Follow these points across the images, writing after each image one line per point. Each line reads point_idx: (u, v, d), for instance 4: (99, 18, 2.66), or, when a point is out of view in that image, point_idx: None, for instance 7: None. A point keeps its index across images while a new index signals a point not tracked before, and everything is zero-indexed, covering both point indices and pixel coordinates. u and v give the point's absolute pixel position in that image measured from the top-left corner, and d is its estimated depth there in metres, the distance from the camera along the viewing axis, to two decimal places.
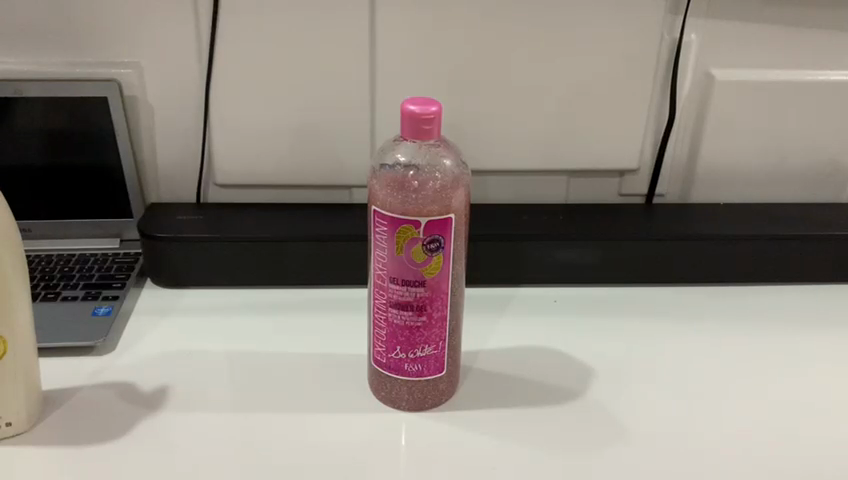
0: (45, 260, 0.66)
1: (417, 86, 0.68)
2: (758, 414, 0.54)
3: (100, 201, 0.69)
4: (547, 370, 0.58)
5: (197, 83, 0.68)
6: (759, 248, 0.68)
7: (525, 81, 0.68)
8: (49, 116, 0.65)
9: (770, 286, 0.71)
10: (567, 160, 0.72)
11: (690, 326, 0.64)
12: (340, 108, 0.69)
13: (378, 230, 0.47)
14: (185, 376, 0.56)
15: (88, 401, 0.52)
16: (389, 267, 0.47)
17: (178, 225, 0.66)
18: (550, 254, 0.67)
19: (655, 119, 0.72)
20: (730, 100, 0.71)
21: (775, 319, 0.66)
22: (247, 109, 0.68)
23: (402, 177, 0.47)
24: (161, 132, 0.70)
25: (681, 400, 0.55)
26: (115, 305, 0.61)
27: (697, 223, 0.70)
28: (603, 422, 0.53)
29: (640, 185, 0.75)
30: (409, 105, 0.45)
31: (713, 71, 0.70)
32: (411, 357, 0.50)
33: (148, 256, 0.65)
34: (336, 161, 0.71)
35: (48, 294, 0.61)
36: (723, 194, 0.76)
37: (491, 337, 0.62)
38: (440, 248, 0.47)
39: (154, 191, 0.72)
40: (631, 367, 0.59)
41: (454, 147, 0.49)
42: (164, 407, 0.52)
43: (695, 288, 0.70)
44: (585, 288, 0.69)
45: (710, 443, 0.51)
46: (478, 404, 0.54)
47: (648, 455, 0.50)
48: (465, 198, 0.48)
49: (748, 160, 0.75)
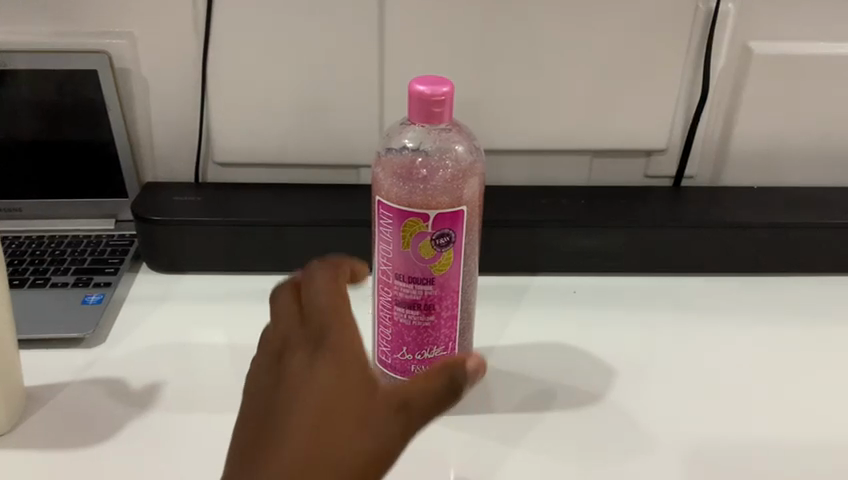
0: (36, 243, 0.63)
1: (430, 60, 0.63)
2: (796, 421, 0.50)
3: (92, 180, 0.65)
4: (567, 369, 0.54)
5: (193, 55, 0.63)
6: (797, 237, 0.64)
7: (546, 54, 0.63)
8: (37, 90, 0.61)
9: (806, 277, 0.66)
10: (589, 139, 0.68)
11: (720, 320, 0.60)
12: (346, 82, 0.64)
13: (383, 222, 0.43)
14: (180, 372, 0.52)
15: (73, 400, 0.49)
16: (395, 263, 0.43)
17: (174, 207, 0.62)
18: (570, 241, 0.63)
19: (686, 97, 0.67)
20: (767, 76, 0.66)
21: (811, 314, 0.61)
22: (247, 82, 0.64)
23: (410, 163, 0.43)
24: (156, 106, 0.65)
25: (711, 403, 0.51)
26: (107, 292, 0.58)
27: (728, 208, 0.65)
28: (626, 429, 0.49)
29: (668, 167, 0.70)
30: (418, 85, 0.41)
31: (752, 44, 0.65)
32: (417, 360, 0.46)
33: (143, 239, 0.62)
34: (343, 138, 0.67)
35: (38, 279, 0.58)
36: (756, 178, 0.71)
37: (505, 331, 0.58)
38: (450, 242, 0.42)
39: (151, 169, 0.68)
40: (654, 366, 0.55)
41: (467, 133, 0.46)
42: (155, 406, 0.49)
43: (725, 279, 0.65)
44: (606, 277, 0.65)
45: (744, 456, 0.47)
46: (491, 408, 0.50)
47: (674, 465, 0.46)
48: (479, 188, 0.44)
49: (786, 140, 0.69)
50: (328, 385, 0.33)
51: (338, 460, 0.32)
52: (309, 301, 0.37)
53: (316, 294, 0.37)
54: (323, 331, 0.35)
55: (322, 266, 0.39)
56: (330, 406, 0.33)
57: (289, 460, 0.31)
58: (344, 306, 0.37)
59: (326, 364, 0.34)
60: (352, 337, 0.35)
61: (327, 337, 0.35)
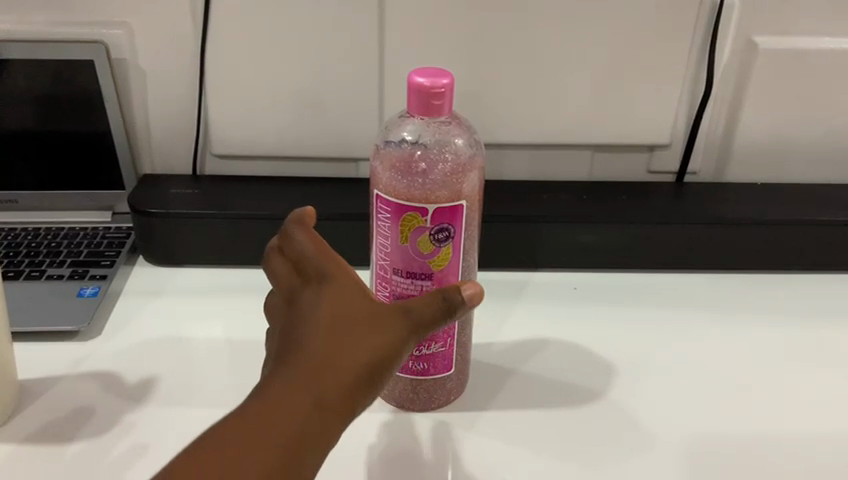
0: (32, 234, 0.62)
1: (430, 52, 0.62)
2: (797, 421, 0.49)
3: (89, 172, 0.64)
4: (566, 366, 0.54)
5: (191, 46, 0.62)
6: (799, 234, 0.63)
7: (548, 48, 0.63)
8: (33, 80, 0.60)
9: (809, 274, 0.65)
10: (591, 134, 0.67)
11: (721, 317, 0.59)
12: (346, 75, 0.63)
13: (381, 217, 0.42)
14: (174, 366, 0.52)
15: (66, 394, 0.49)
16: (393, 259, 0.43)
17: (171, 200, 0.61)
18: (571, 237, 0.62)
19: (690, 92, 0.66)
20: (772, 71, 0.65)
21: (814, 312, 0.60)
22: (246, 74, 0.63)
23: (409, 157, 0.42)
24: (154, 98, 0.65)
25: (711, 402, 0.51)
26: (102, 285, 0.57)
27: (731, 205, 0.64)
28: (627, 427, 0.48)
29: (671, 162, 0.69)
30: (417, 77, 0.40)
31: (757, 39, 0.64)
32: (415, 355, 0.46)
33: (139, 232, 0.61)
34: (342, 131, 0.66)
35: (33, 272, 0.58)
36: (759, 174, 0.71)
37: (504, 327, 0.58)
38: (449, 238, 0.42)
39: (149, 161, 0.68)
40: (654, 363, 0.54)
41: (467, 126, 0.45)
42: (149, 401, 0.49)
43: (727, 277, 0.65)
44: (607, 274, 0.64)
45: (744, 456, 0.46)
46: (488, 405, 0.49)
47: (672, 463, 0.45)
48: (478, 182, 0.43)
49: (790, 136, 0.68)
50: (326, 310, 0.33)
51: (341, 376, 0.31)
52: (294, 244, 0.36)
53: (299, 237, 0.36)
54: (316, 265, 0.35)
55: (300, 213, 0.37)
56: (330, 326, 0.32)
57: (294, 377, 0.31)
58: (330, 246, 0.36)
59: (323, 291, 0.34)
60: (347, 270, 0.35)
61: (321, 268, 0.35)
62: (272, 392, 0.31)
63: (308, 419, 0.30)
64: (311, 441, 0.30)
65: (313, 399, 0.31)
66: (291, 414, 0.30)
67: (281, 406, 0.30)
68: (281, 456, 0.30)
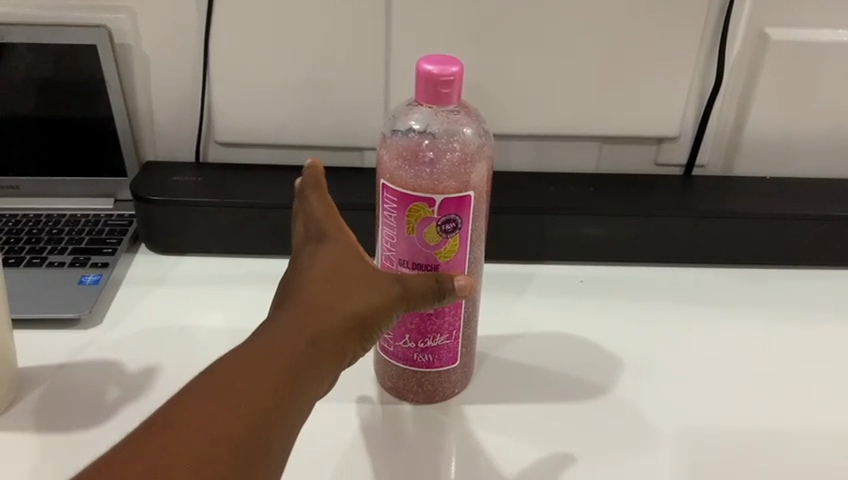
0: (34, 221, 0.61)
1: (437, 41, 0.61)
2: (804, 418, 0.49)
3: (91, 158, 0.64)
4: (571, 360, 0.53)
5: (195, 32, 0.62)
6: (808, 229, 0.62)
7: (557, 37, 0.62)
8: (34, 64, 0.60)
9: (817, 270, 0.64)
10: (599, 126, 0.66)
11: (728, 312, 0.59)
12: (351, 62, 0.62)
13: (387, 207, 0.42)
14: (175, 355, 0.51)
15: (66, 383, 0.48)
16: (399, 249, 0.42)
17: (174, 188, 0.61)
18: (578, 230, 0.62)
19: (700, 83, 0.65)
20: (784, 63, 0.64)
21: (822, 308, 0.60)
22: (250, 60, 0.62)
23: (416, 146, 0.42)
24: (157, 84, 0.64)
25: (717, 399, 0.50)
26: (104, 272, 0.57)
27: (740, 198, 0.63)
28: (632, 423, 0.47)
29: (679, 155, 0.69)
30: (426, 64, 0.39)
31: (768, 31, 0.63)
32: (420, 347, 0.45)
33: (142, 220, 0.60)
34: (348, 120, 0.65)
35: (34, 258, 0.57)
36: (768, 168, 0.70)
37: (508, 319, 0.57)
38: (456, 229, 0.41)
39: (151, 148, 0.67)
40: (660, 358, 0.54)
41: (475, 115, 0.44)
42: (150, 390, 0.48)
43: (734, 271, 0.64)
44: (613, 268, 0.64)
45: (748, 452, 0.46)
46: (491, 399, 0.49)
47: (677, 459, 0.45)
48: (486, 172, 0.42)
49: (800, 130, 0.68)
50: (325, 262, 0.36)
51: (339, 320, 0.35)
52: (304, 206, 0.39)
53: (308, 201, 0.39)
54: (320, 226, 0.38)
55: (307, 162, 0.39)
56: (328, 277, 0.36)
57: (296, 315, 0.34)
58: (334, 210, 0.39)
59: (324, 248, 0.37)
60: (345, 232, 0.38)
61: (323, 229, 0.38)
62: (275, 328, 0.34)
63: (307, 351, 0.33)
64: (309, 371, 0.33)
65: (312, 334, 0.34)
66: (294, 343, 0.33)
67: (283, 338, 0.33)
68: (285, 379, 0.32)
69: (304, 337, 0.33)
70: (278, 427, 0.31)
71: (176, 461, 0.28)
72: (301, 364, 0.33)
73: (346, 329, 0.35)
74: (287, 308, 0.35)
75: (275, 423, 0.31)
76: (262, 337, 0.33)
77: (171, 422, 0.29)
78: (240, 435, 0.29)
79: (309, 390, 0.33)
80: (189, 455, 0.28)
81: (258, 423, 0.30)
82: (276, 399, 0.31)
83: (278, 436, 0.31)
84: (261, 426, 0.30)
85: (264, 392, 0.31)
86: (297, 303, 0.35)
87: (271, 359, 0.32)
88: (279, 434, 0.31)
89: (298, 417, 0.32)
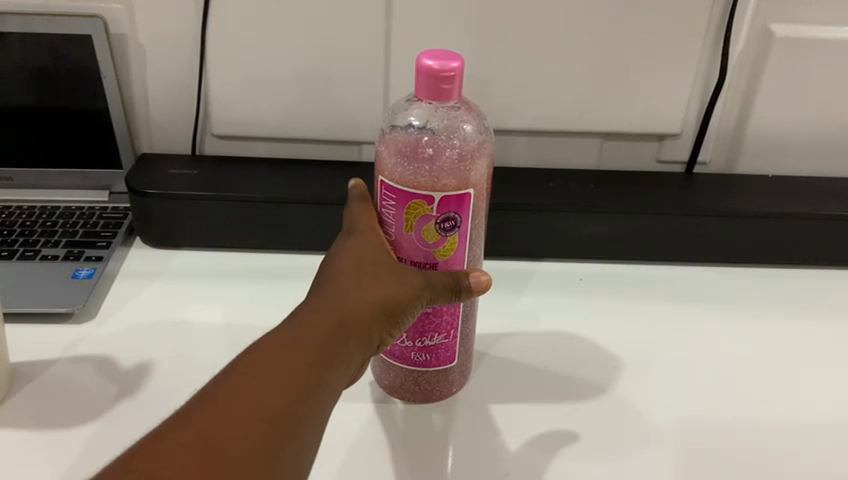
0: (27, 213, 0.61)
1: (438, 35, 0.61)
2: (806, 419, 0.48)
3: (86, 150, 0.63)
4: (571, 359, 0.52)
5: (191, 23, 0.61)
6: (809, 228, 0.61)
7: (559, 32, 0.61)
8: (28, 54, 0.59)
9: (819, 269, 0.64)
10: (600, 122, 0.65)
11: (729, 312, 0.58)
12: (351, 55, 0.62)
13: (386, 204, 0.41)
14: (170, 350, 0.51)
15: (58, 378, 0.48)
16: (398, 247, 0.42)
17: (169, 181, 0.60)
18: (578, 227, 0.61)
19: (703, 80, 0.65)
20: (788, 60, 0.63)
21: (824, 307, 0.59)
22: (247, 53, 0.61)
23: (415, 142, 0.41)
24: (153, 75, 0.63)
25: (718, 399, 0.49)
26: (98, 266, 0.56)
27: (742, 196, 0.63)
28: (632, 424, 0.47)
29: (681, 152, 0.68)
30: (426, 60, 0.39)
31: (773, 27, 0.62)
32: (418, 347, 0.45)
33: (137, 213, 0.60)
34: (346, 113, 0.64)
35: (27, 251, 0.56)
36: (770, 166, 0.69)
37: (508, 317, 0.57)
38: (455, 227, 0.41)
39: (147, 140, 0.66)
40: (661, 358, 0.53)
41: (477, 111, 0.43)
42: (143, 387, 0.47)
43: (735, 270, 0.63)
44: (613, 265, 0.63)
45: (746, 451, 0.45)
46: (488, 399, 0.48)
47: (677, 461, 0.44)
48: (487, 169, 0.42)
49: (803, 128, 0.67)
50: (352, 255, 0.39)
51: (365, 306, 0.37)
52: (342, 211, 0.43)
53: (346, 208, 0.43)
54: (351, 225, 0.42)
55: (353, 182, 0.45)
56: (355, 268, 0.39)
57: (327, 301, 0.37)
58: (367, 212, 0.43)
59: (351, 242, 0.40)
60: (373, 229, 0.41)
61: (352, 227, 0.41)
62: (308, 310, 0.36)
63: (336, 333, 0.35)
64: (339, 352, 0.35)
65: (341, 319, 0.36)
66: (326, 324, 0.35)
67: (316, 319, 0.35)
68: (319, 356, 0.34)
69: (333, 319, 0.36)
70: (314, 400, 0.33)
71: (229, 429, 0.30)
72: (332, 343, 0.35)
73: (370, 316, 0.37)
74: (318, 294, 0.37)
75: (311, 395, 0.33)
76: (295, 318, 0.35)
77: (221, 392, 0.31)
78: (281, 403, 0.31)
79: (339, 370, 0.35)
80: (235, 421, 0.30)
81: (297, 397, 0.32)
82: (311, 376, 0.33)
83: (314, 408, 0.33)
84: (300, 394, 0.32)
85: (301, 368, 0.33)
86: (327, 292, 0.37)
87: (305, 337, 0.34)
88: (314, 408, 0.33)
89: (331, 395, 0.34)
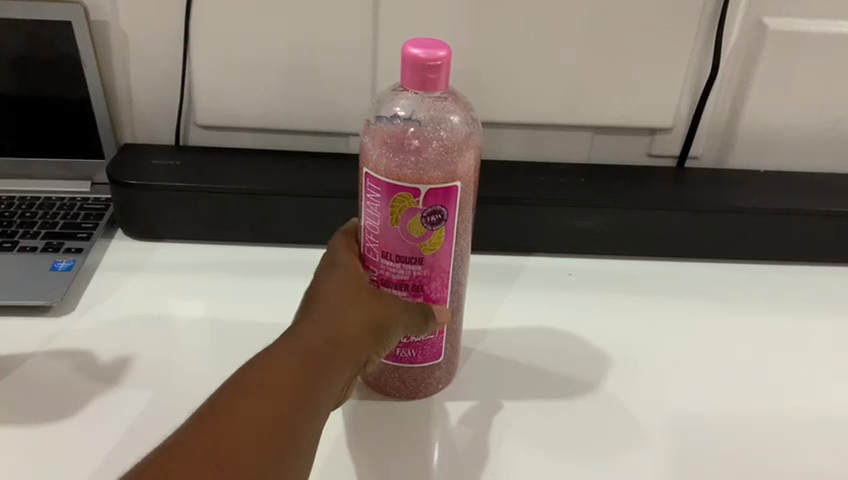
0: (5, 204, 0.59)
1: (427, 25, 0.59)
2: (796, 417, 0.47)
3: (66, 140, 0.61)
4: (559, 356, 0.52)
5: (174, 10, 0.59)
6: (802, 224, 0.61)
7: (550, 23, 0.60)
8: (5, 40, 0.57)
9: (811, 265, 0.63)
10: (590, 115, 0.65)
11: (720, 308, 0.58)
12: (337, 46, 0.60)
13: (370, 196, 0.40)
14: (150, 345, 0.50)
15: (34, 372, 0.47)
16: (382, 241, 0.41)
17: (152, 171, 0.59)
18: (568, 222, 0.60)
19: (695, 73, 0.64)
20: (781, 54, 0.62)
21: (815, 304, 0.59)
22: (232, 42, 0.60)
23: (401, 133, 0.40)
24: (135, 63, 0.62)
25: (707, 396, 0.49)
26: (78, 258, 0.55)
27: (734, 191, 0.62)
28: (619, 421, 0.46)
29: (672, 146, 0.67)
30: (412, 48, 0.37)
31: (766, 20, 0.61)
32: (402, 343, 0.44)
33: (119, 204, 0.59)
34: (333, 104, 0.63)
35: (5, 243, 0.55)
36: (762, 160, 0.69)
37: (495, 313, 0.56)
38: (442, 221, 0.40)
39: (131, 130, 0.65)
40: (651, 356, 0.52)
41: (464, 102, 0.42)
42: (121, 381, 0.46)
43: (726, 266, 0.63)
44: (603, 260, 0.62)
45: (736, 448, 0.45)
46: (476, 396, 0.47)
47: (665, 460, 0.43)
48: (474, 162, 0.41)
49: (795, 122, 0.66)
50: (338, 280, 0.40)
51: (352, 326, 0.38)
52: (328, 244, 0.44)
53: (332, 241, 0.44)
54: (335, 256, 0.42)
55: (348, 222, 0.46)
56: (343, 291, 0.39)
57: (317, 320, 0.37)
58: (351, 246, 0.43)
59: (337, 268, 0.41)
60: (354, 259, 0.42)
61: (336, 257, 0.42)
62: (298, 329, 0.36)
63: (325, 349, 0.36)
64: (329, 369, 0.35)
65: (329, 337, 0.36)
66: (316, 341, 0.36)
67: (306, 338, 0.36)
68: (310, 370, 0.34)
69: (323, 336, 0.36)
70: (307, 413, 0.33)
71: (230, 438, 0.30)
72: (321, 360, 0.35)
73: (357, 335, 0.38)
74: (308, 315, 0.38)
75: (306, 407, 0.33)
76: (285, 338, 0.36)
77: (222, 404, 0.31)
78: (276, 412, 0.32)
79: (329, 388, 0.35)
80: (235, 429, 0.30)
81: (291, 408, 0.32)
82: (304, 389, 0.33)
83: (307, 422, 0.33)
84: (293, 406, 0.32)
85: (294, 381, 0.33)
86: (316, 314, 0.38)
87: (297, 352, 0.35)
88: (306, 423, 0.33)
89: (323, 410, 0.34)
